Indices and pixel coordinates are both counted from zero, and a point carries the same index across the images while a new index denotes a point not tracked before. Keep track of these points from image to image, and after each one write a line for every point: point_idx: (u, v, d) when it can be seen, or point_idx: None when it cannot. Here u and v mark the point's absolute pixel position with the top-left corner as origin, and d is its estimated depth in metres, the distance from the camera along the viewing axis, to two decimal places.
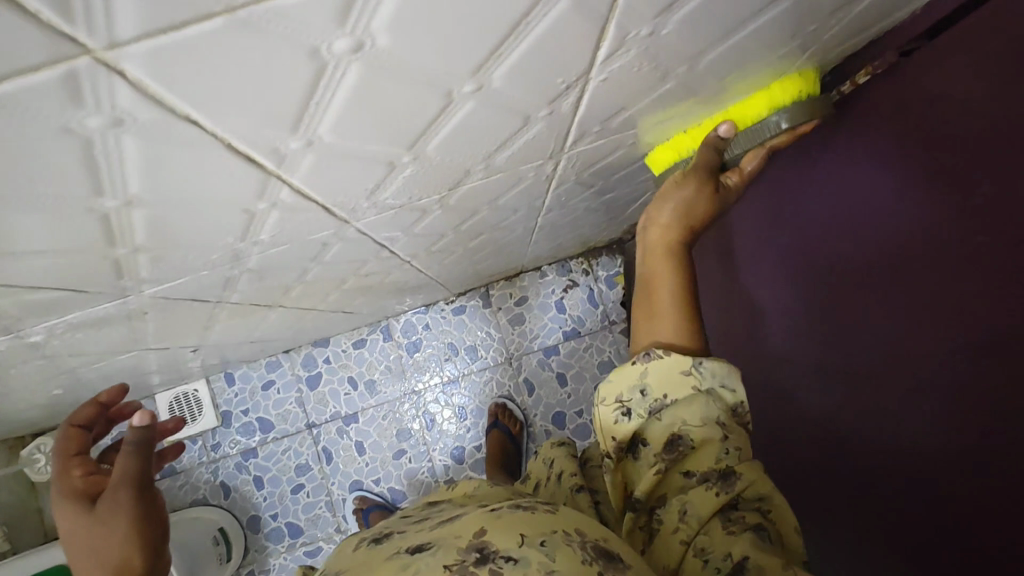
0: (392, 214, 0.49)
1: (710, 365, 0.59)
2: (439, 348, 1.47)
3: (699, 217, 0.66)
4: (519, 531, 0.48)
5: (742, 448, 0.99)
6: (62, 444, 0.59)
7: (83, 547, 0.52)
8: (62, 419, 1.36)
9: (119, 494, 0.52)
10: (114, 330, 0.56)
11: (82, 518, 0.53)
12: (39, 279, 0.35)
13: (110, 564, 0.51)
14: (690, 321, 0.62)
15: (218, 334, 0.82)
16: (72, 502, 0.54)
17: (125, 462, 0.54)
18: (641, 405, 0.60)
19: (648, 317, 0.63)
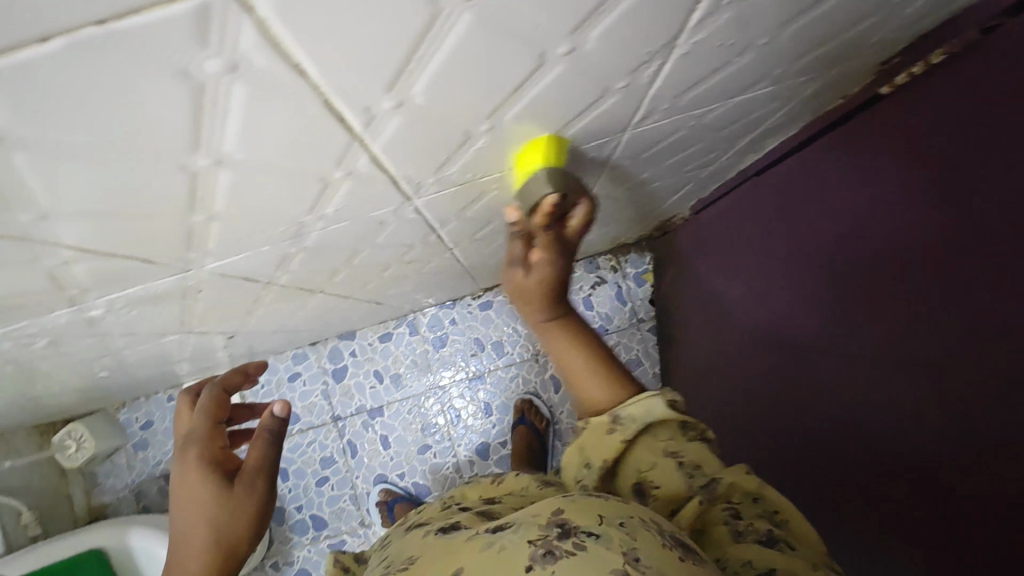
0: (456, 192, 0.49)
1: (643, 399, 0.64)
2: (465, 343, 1.47)
3: (551, 284, 0.71)
4: (597, 512, 0.46)
5: (746, 450, 1.02)
6: (214, 401, 0.67)
7: (197, 508, 0.59)
8: (92, 407, 1.37)
9: (258, 482, 0.62)
10: (170, 307, 0.57)
11: (210, 483, 0.60)
12: (121, 243, 0.37)
13: (212, 536, 0.58)
14: (595, 379, 0.69)
15: (258, 320, 0.83)
16: (205, 464, 0.62)
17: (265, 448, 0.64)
18: (619, 437, 0.63)
19: (574, 381, 0.71)
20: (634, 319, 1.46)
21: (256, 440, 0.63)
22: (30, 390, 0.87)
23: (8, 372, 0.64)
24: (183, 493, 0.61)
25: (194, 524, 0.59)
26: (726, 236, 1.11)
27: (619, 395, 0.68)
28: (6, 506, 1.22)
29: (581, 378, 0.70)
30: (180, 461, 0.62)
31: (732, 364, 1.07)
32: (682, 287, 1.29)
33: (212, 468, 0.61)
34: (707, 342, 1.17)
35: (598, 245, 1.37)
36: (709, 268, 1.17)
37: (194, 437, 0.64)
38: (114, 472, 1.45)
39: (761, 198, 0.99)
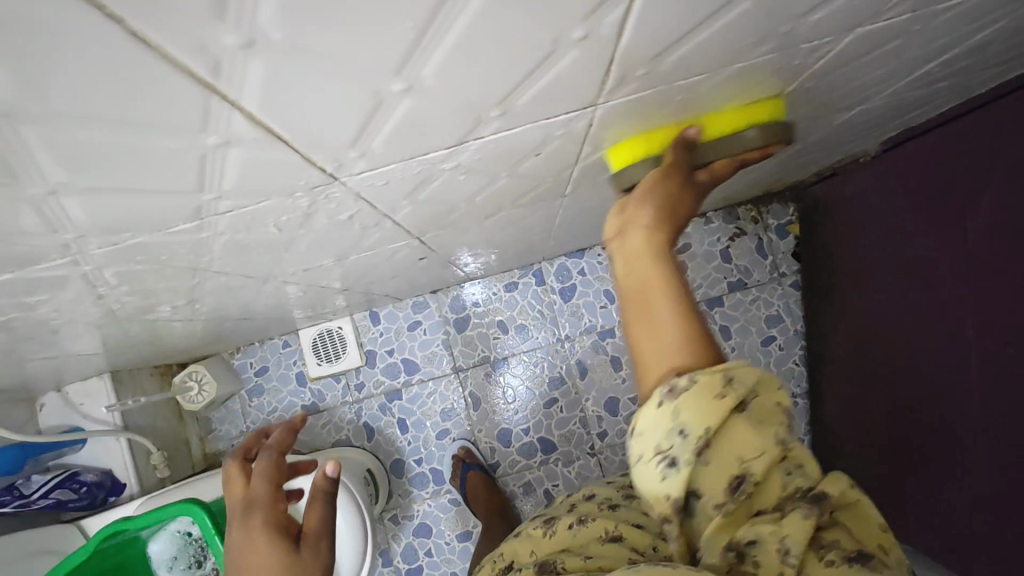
0: (898, 22, 0.40)
1: (737, 372, 0.45)
2: (593, 296, 1.39)
3: (679, 221, 0.53)
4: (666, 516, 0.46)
5: (918, 419, 1.00)
6: (269, 459, 0.64)
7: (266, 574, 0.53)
8: (212, 349, 1.31)
9: (323, 542, 0.58)
10: (481, 180, 0.49)
11: (280, 546, 0.55)
12: (648, 24, 0.28)
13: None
14: (679, 326, 0.48)
15: (476, 233, 0.76)
16: (272, 528, 0.57)
17: (324, 513, 0.61)
18: (686, 448, 0.44)
19: (641, 335, 0.49)
20: (776, 273, 1.37)
21: (316, 501, 0.61)
22: (217, 307, 0.81)
23: (263, 263, 0.57)
24: (240, 566, 0.55)
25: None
26: (892, 182, 1.03)
27: (701, 355, 0.47)
28: (137, 444, 1.17)
29: (660, 336, 0.48)
30: (243, 532, 0.57)
31: (900, 325, 1.03)
32: (831, 239, 1.22)
33: (283, 533, 0.57)
34: (865, 300, 1.12)
35: (748, 191, 1.28)
36: (869, 219, 1.09)
37: (256, 500, 0.60)
38: (228, 418, 1.39)
39: (947, 147, 0.91)
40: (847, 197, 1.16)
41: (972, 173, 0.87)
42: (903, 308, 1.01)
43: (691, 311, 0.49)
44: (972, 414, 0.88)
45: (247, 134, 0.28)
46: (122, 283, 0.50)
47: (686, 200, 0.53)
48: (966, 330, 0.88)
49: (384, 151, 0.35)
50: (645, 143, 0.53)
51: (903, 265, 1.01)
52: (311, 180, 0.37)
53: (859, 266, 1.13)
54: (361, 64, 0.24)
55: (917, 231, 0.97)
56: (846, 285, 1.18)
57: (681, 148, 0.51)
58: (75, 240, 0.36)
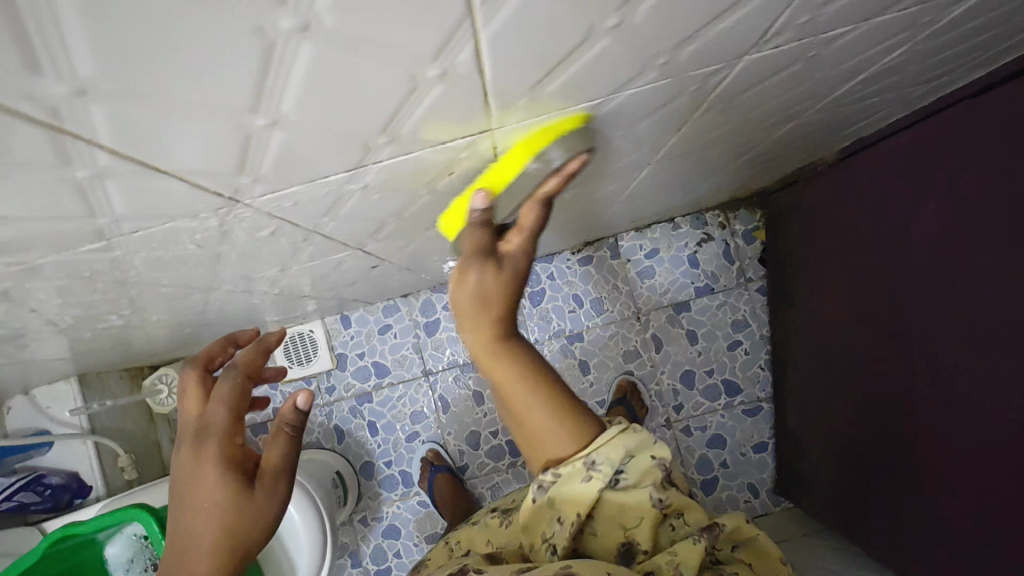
0: (787, 50, 0.41)
1: (637, 439, 0.52)
2: (562, 300, 1.40)
3: (508, 293, 0.49)
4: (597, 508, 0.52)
5: (871, 424, 1.01)
6: (237, 389, 0.62)
7: (218, 512, 0.59)
8: (182, 352, 1.32)
9: (279, 478, 0.64)
10: (400, 198, 0.51)
11: (229, 486, 0.60)
12: (506, 61, 0.30)
13: (232, 534, 0.60)
14: (540, 406, 0.51)
15: (423, 242, 0.77)
16: (227, 467, 0.60)
17: (285, 453, 0.65)
18: (602, 478, 0.51)
19: (524, 427, 0.53)
20: (743, 278, 1.38)
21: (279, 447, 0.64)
22: (170, 315, 0.82)
23: (197, 276, 0.59)
24: (193, 488, 0.60)
25: (217, 539, 0.59)
26: (848, 191, 1.04)
27: (584, 437, 0.51)
28: (105, 447, 1.19)
29: (541, 435, 0.52)
30: (196, 460, 0.60)
31: (855, 332, 1.04)
32: (794, 245, 1.23)
33: (238, 474, 0.61)
34: (825, 307, 1.13)
35: (714, 197, 1.29)
36: (829, 226, 1.10)
37: (213, 429, 0.61)
38: None
39: (897, 157, 0.92)
40: (808, 204, 1.17)
41: (918, 184, 0.88)
42: (858, 315, 1.03)
43: (557, 403, 0.51)
44: (918, 421, 0.90)
45: (119, 166, 0.29)
46: (51, 297, 0.51)
47: (514, 279, 0.49)
48: (913, 339, 0.89)
49: (276, 176, 0.36)
50: (512, 161, 0.44)
51: (858, 273, 1.02)
52: (211, 203, 0.38)
53: (819, 273, 1.14)
54: (212, 104, 0.26)
55: (871, 240, 0.98)
56: (808, 292, 1.19)
57: (477, 228, 0.46)
58: None
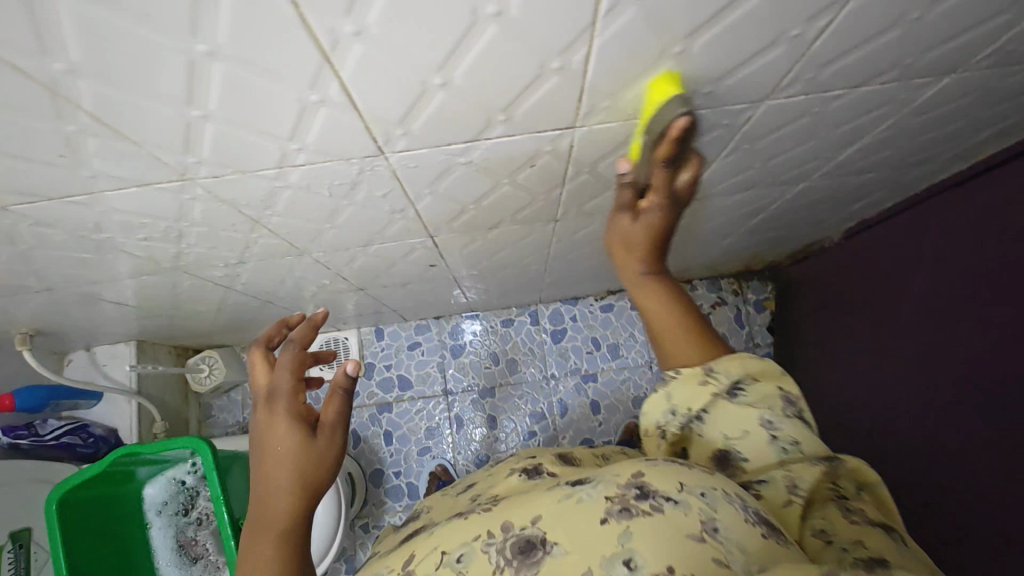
0: (797, 103, 0.56)
1: (721, 365, 0.57)
2: (581, 341, 1.51)
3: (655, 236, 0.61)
4: (679, 477, 0.48)
5: None
6: (297, 358, 0.66)
7: (289, 454, 0.59)
8: (228, 338, 1.44)
9: (337, 432, 0.63)
10: (487, 183, 0.64)
11: (294, 433, 0.60)
12: (601, 66, 0.44)
13: (306, 477, 0.59)
14: (671, 316, 0.61)
15: (481, 245, 0.90)
16: (292, 419, 0.61)
17: (341, 410, 0.64)
18: (674, 423, 0.59)
19: (659, 338, 0.62)
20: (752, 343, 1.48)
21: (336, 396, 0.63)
22: (253, 281, 0.95)
23: (307, 231, 0.72)
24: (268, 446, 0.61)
25: (292, 484, 0.58)
26: (852, 266, 1.17)
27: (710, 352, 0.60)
28: (145, 410, 1.28)
29: (672, 344, 0.61)
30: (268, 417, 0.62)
31: (853, 394, 1.13)
32: (802, 315, 1.34)
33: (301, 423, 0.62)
34: (827, 372, 1.22)
35: (731, 264, 1.42)
36: (834, 297, 1.22)
37: (278, 394, 0.63)
38: (229, 407, 1.49)
39: (894, 237, 1.06)
40: (816, 278, 1.30)
41: (912, 261, 1.01)
42: (857, 378, 1.12)
43: (681, 311, 0.61)
44: (908, 477, 0.97)
45: (335, 97, 0.43)
46: (201, 222, 0.65)
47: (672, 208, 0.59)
48: (908, 399, 0.99)
49: (420, 135, 0.50)
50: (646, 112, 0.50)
51: (859, 340, 1.12)
52: (366, 149, 0.52)
53: (824, 340, 1.24)
54: (416, 58, 0.40)
55: (871, 310, 1.10)
56: (812, 358, 1.29)
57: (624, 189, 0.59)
58: (192, 167, 0.51)
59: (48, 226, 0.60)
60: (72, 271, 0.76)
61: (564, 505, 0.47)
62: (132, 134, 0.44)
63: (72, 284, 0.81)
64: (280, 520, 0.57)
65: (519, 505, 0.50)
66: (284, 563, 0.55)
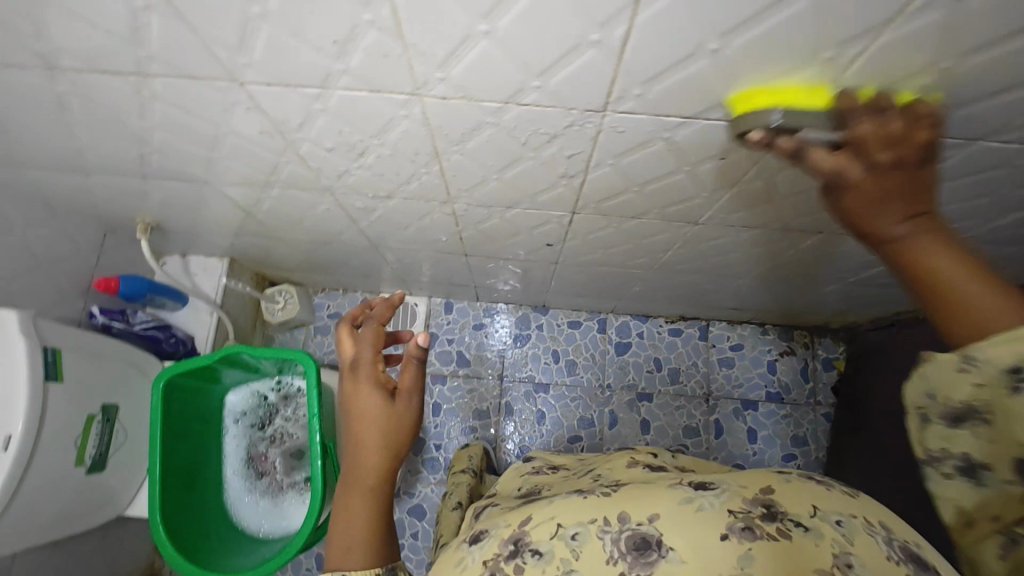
0: (1002, 148, 0.57)
1: (981, 350, 0.36)
2: (644, 358, 1.51)
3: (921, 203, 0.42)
4: (812, 501, 0.46)
5: None
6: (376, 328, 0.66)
7: (375, 421, 0.59)
8: (308, 277, 1.47)
9: (413, 401, 0.62)
10: (668, 166, 0.66)
11: (374, 401, 0.60)
12: (865, 65, 0.46)
13: (391, 442, 0.59)
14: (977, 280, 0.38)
15: (607, 233, 0.92)
16: (372, 387, 0.61)
17: (418, 376, 0.63)
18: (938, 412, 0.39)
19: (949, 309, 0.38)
20: (813, 399, 1.47)
21: (411, 362, 0.63)
22: (378, 221, 0.98)
23: (472, 177, 0.74)
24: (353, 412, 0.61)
25: (378, 450, 0.58)
26: None
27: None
28: (222, 326, 1.31)
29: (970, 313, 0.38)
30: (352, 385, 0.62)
31: None
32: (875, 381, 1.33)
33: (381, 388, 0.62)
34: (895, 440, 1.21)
35: (810, 315, 1.42)
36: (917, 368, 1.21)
37: (361, 362, 0.64)
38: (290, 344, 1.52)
39: None
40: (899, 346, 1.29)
41: None
42: None
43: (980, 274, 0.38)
44: None
45: (614, 40, 0.45)
46: (390, 144, 0.68)
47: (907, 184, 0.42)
48: None
49: (653, 99, 0.53)
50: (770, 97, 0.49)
51: None
52: (594, 103, 0.54)
53: None
54: (713, 15, 0.42)
55: None
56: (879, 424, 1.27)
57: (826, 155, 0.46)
58: (432, 84, 0.54)
59: (258, 114, 0.63)
60: (238, 168, 0.79)
61: (684, 509, 0.46)
62: (409, 37, 0.47)
63: (227, 182, 0.84)
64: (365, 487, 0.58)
65: (637, 495, 0.50)
66: (372, 529, 0.57)
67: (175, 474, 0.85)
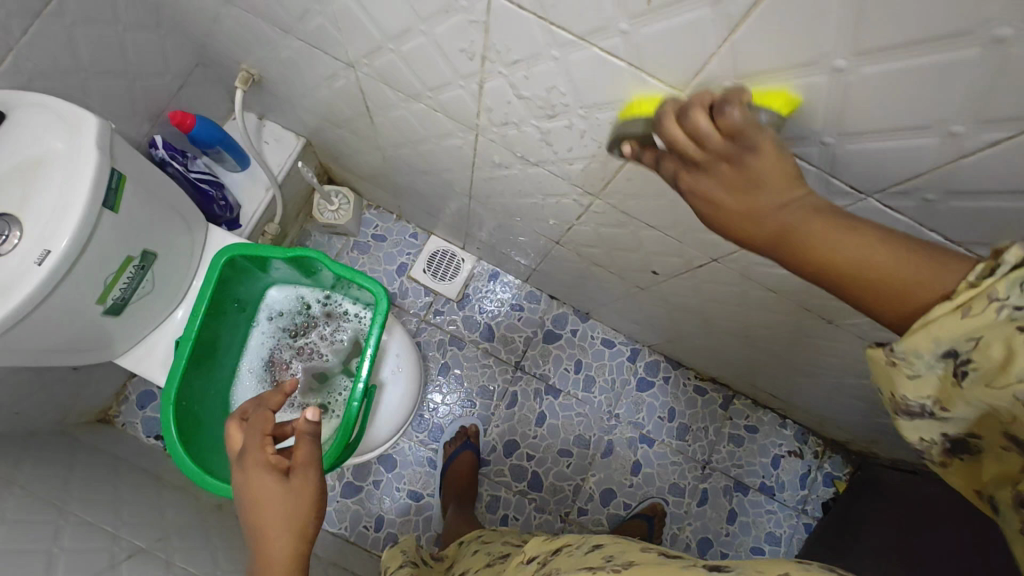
0: None
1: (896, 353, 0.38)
2: (660, 403, 1.47)
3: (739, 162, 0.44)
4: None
5: None
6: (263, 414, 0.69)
7: (274, 507, 0.60)
8: (371, 190, 1.37)
9: (307, 476, 0.63)
10: None
11: (268, 483, 0.62)
12: None
13: (292, 528, 0.60)
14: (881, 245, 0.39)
15: (726, 291, 0.86)
16: (263, 470, 0.63)
17: (312, 450, 0.65)
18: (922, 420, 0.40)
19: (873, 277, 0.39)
20: (801, 506, 1.45)
21: (301, 438, 0.65)
22: (496, 179, 0.90)
23: (646, 187, 0.67)
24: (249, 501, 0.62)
25: (279, 542, 0.59)
26: None
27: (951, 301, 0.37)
28: (272, 207, 1.21)
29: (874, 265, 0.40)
30: (244, 475, 0.64)
31: None
32: None
33: (274, 471, 0.63)
34: None
35: (838, 431, 1.38)
36: None
37: (249, 449, 0.65)
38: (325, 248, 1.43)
39: None
40: None
41: None
42: None
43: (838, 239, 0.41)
44: None
45: (971, 144, 0.38)
46: (590, 122, 0.59)
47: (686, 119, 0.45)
48: None
49: (938, 213, 0.46)
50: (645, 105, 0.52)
51: None
52: (864, 186, 0.48)
53: None
54: None
55: None
56: None
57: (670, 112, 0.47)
58: (705, 90, 0.46)
59: (476, 31, 0.54)
60: (399, 69, 0.70)
61: None
62: (740, 35, 0.39)
63: (373, 75, 0.75)
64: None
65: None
66: None
67: (199, 352, 0.78)
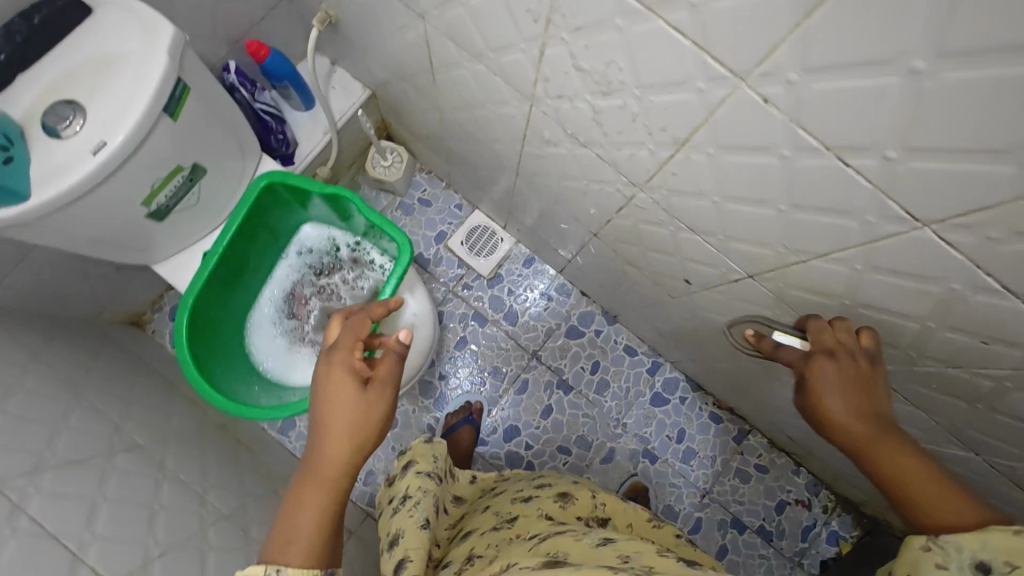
0: None
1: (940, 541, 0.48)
2: (671, 422, 1.43)
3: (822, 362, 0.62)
4: None
5: None
6: (363, 321, 0.73)
7: (347, 410, 0.64)
8: (425, 153, 1.38)
9: (386, 390, 0.66)
10: (914, 310, 0.55)
11: (348, 384, 0.65)
12: None
13: (355, 435, 0.63)
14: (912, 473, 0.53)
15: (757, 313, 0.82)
16: (348, 372, 0.67)
17: (393, 368, 0.68)
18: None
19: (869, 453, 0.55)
20: (797, 559, 1.37)
21: (389, 356, 0.69)
22: (544, 157, 0.88)
23: (691, 183, 0.64)
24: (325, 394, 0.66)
25: (340, 441, 0.63)
26: None
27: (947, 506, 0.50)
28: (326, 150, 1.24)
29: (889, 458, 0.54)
30: (330, 366, 0.68)
31: None
32: None
33: (355, 377, 0.67)
34: None
35: (852, 490, 1.31)
36: None
37: (342, 347, 0.70)
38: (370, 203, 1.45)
39: None
40: None
41: None
42: None
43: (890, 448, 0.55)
44: None
45: None
46: (644, 104, 0.57)
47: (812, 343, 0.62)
48: None
49: (999, 255, 0.42)
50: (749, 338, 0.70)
51: None
52: (921, 211, 0.44)
53: None
54: None
55: None
56: None
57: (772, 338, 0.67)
58: (766, 80, 0.43)
59: None
60: (465, 24, 0.69)
61: None
62: (814, 20, 0.37)
63: (441, 28, 0.74)
64: (323, 482, 0.61)
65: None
66: (320, 530, 0.59)
67: (223, 269, 0.81)
